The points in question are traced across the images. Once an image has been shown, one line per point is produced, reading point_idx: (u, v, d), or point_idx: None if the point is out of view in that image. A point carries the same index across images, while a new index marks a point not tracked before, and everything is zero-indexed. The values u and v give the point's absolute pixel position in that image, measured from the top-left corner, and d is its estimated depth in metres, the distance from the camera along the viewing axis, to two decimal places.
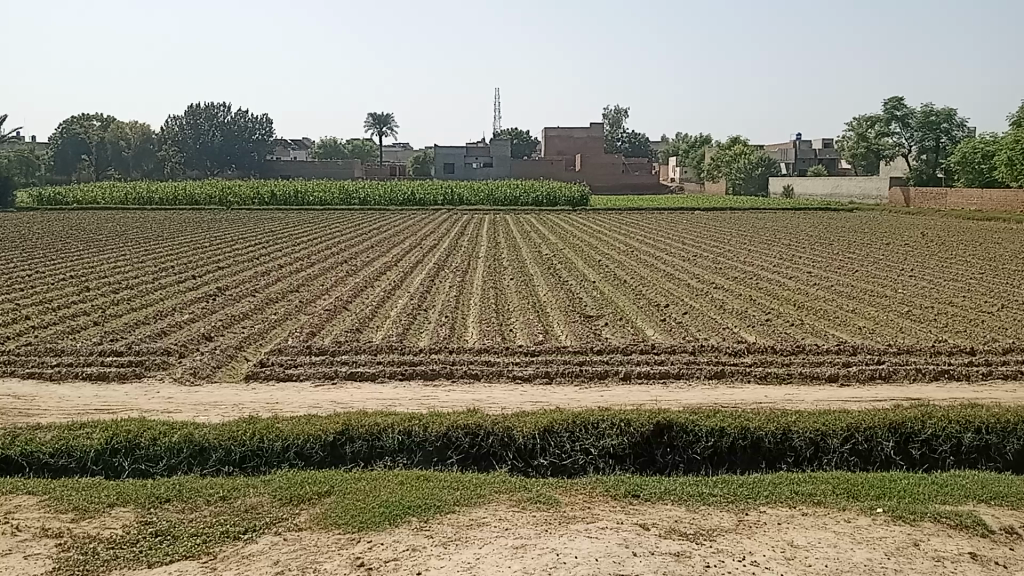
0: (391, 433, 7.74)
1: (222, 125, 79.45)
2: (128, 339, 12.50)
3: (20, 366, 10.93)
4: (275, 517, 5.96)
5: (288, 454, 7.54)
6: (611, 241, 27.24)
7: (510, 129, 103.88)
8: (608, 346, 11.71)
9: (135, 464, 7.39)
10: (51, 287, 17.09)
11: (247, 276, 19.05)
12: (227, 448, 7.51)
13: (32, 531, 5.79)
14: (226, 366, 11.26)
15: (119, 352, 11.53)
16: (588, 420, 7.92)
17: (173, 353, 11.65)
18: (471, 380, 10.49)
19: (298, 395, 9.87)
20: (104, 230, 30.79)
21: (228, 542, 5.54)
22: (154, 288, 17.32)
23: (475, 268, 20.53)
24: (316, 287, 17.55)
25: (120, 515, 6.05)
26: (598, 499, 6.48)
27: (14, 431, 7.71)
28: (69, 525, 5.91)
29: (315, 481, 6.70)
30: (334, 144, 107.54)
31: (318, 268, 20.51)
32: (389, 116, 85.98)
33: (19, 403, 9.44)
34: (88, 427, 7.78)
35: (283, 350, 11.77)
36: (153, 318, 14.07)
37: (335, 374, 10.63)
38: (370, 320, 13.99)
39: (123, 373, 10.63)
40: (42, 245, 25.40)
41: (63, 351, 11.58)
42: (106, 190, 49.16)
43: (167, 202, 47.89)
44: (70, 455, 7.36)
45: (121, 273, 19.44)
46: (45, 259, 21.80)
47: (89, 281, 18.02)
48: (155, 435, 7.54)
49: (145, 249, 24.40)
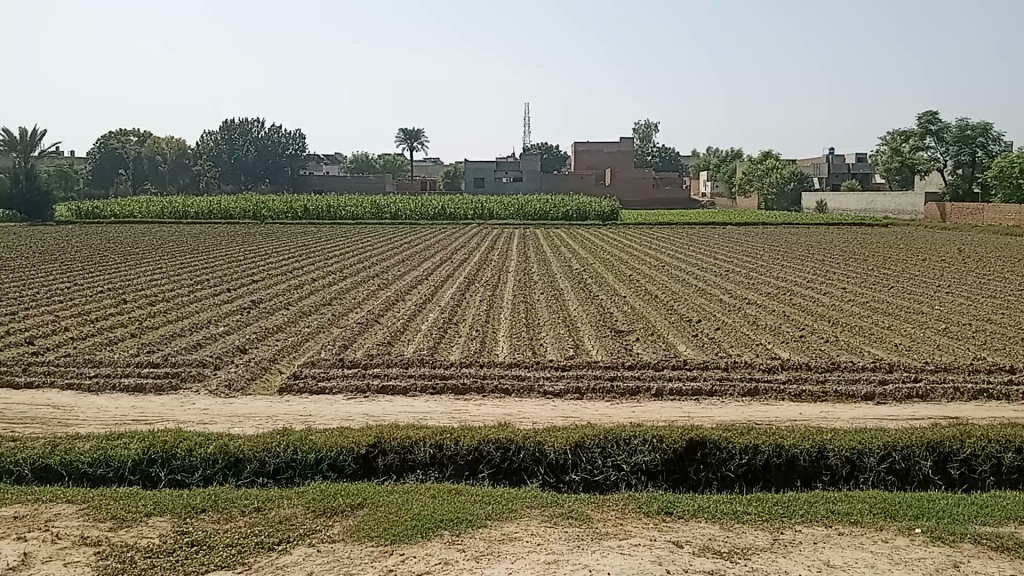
0: (422, 447, 7.78)
1: (257, 140, 80.89)
2: (165, 351, 12.69)
3: (59, 376, 11.15)
4: (310, 529, 6.00)
5: (321, 466, 7.59)
6: (644, 256, 27.13)
7: (541, 144, 104.47)
8: (640, 362, 11.65)
9: (172, 475, 7.50)
10: (89, 299, 17.45)
11: (280, 289, 19.33)
12: (261, 459, 7.58)
13: (71, 539, 5.89)
14: (260, 378, 11.40)
15: (156, 364, 11.72)
16: (621, 436, 7.89)
17: (209, 365, 11.83)
18: (502, 395, 10.48)
19: (332, 407, 9.95)
20: (141, 243, 31.42)
21: (263, 553, 5.59)
22: (189, 300, 17.60)
23: (506, 282, 20.58)
24: (348, 301, 17.73)
25: (158, 525, 6.14)
26: (632, 515, 6.44)
27: (53, 441, 7.84)
28: (107, 533, 6.00)
29: (349, 493, 6.73)
30: (366, 160, 108.79)
31: (349, 282, 20.69)
32: (419, 131, 86.66)
33: (58, 413, 9.62)
34: (126, 437, 7.91)
35: (316, 363, 11.88)
36: (189, 330, 14.29)
37: (367, 387, 10.69)
38: (401, 334, 14.05)
39: (160, 385, 10.78)
40: (81, 258, 25.92)
41: (101, 362, 11.78)
42: (143, 203, 50.06)
43: (203, 216, 48.68)
44: (109, 464, 7.50)
45: (159, 285, 19.83)
46: (85, 272, 22.24)
47: (127, 293, 18.37)
48: (192, 446, 7.65)
49: (181, 263, 24.76)
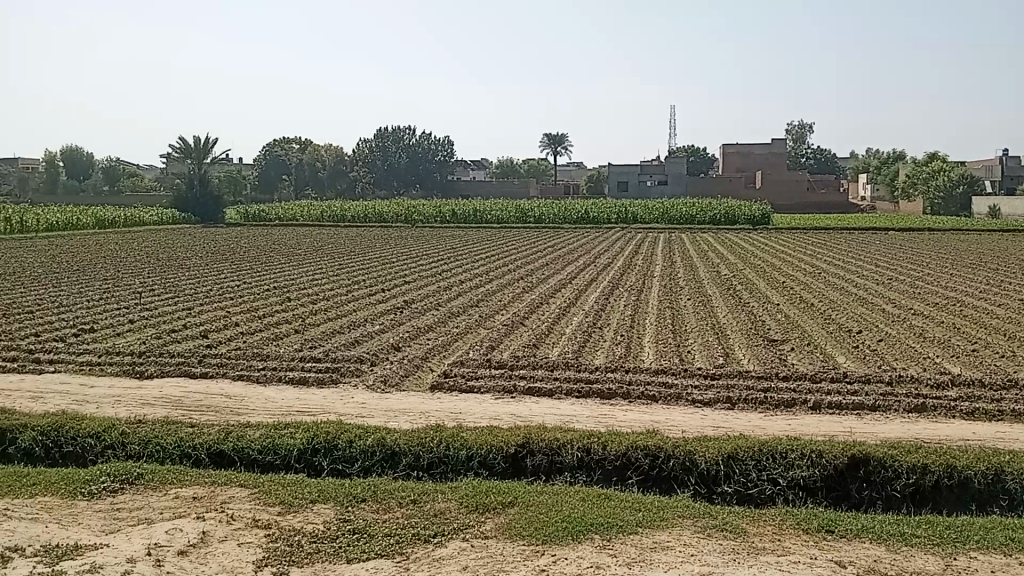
0: (571, 449, 7.82)
1: (408, 147, 83.92)
2: (325, 347, 13.40)
3: (232, 368, 12.01)
4: (462, 524, 6.16)
5: (472, 463, 7.78)
6: (797, 262, 26.07)
7: (688, 148, 102.53)
8: (795, 373, 11.20)
9: (333, 464, 7.89)
10: (256, 297, 18.68)
11: (430, 290, 19.95)
12: (415, 454, 7.86)
13: (245, 520, 6.30)
14: (412, 375, 11.82)
15: (317, 359, 12.39)
16: (776, 448, 7.62)
17: (366, 361, 12.38)
18: (649, 401, 10.35)
19: (481, 406, 10.16)
20: (303, 245, 33.33)
21: (419, 545, 5.78)
22: (346, 299, 18.50)
23: (651, 287, 20.34)
24: (495, 302, 18.07)
25: (322, 511, 6.49)
26: (788, 531, 6.20)
27: (228, 428, 8.45)
28: (276, 517, 6.39)
29: (500, 491, 6.86)
30: (512, 165, 110.42)
31: (495, 284, 21.09)
32: (564, 135, 87.10)
33: (231, 402, 10.35)
34: (292, 427, 8.41)
35: (464, 363, 12.18)
36: (347, 328, 15.01)
37: (514, 388, 10.85)
38: (547, 337, 14.17)
39: (321, 379, 11.39)
40: (250, 258, 27.77)
41: (268, 356, 12.58)
42: (303, 207, 53.06)
43: (358, 220, 51.01)
44: (277, 452, 7.99)
45: (319, 285, 20.97)
46: (253, 272, 23.81)
47: (290, 292, 19.54)
48: (351, 438, 8.03)
49: (338, 264, 26.06)
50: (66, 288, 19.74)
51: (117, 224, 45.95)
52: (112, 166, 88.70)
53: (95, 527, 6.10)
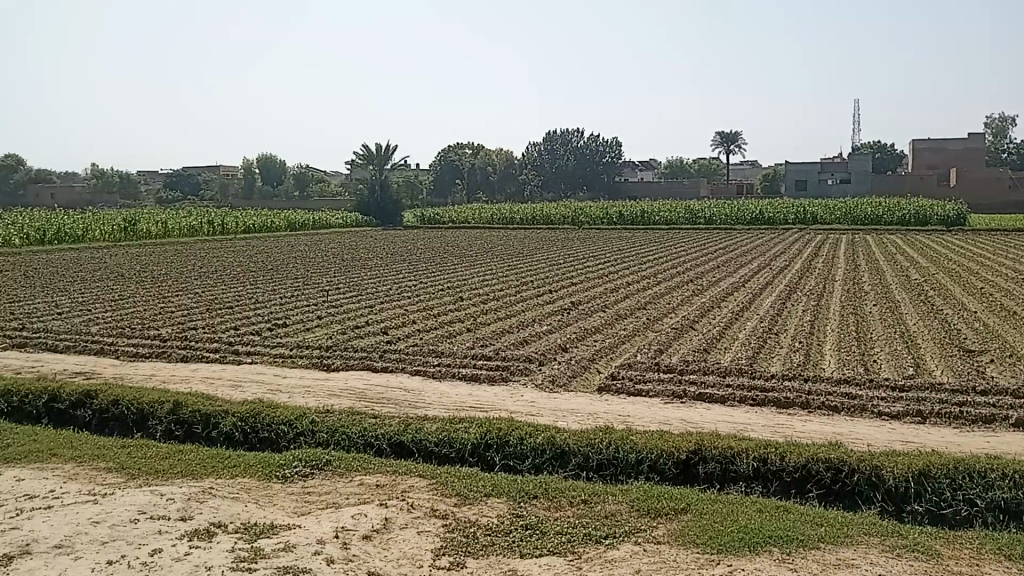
0: (746, 458, 7.58)
1: (577, 150, 83.95)
2: (496, 345, 13.74)
3: (409, 363, 12.57)
4: (634, 527, 6.13)
5: (643, 467, 7.72)
6: (999, 266, 23.89)
7: (873, 144, 96.44)
8: (996, 387, 10.27)
9: (505, 460, 8.08)
10: (431, 296, 19.43)
11: (598, 292, 19.95)
12: (586, 454, 7.89)
13: (424, 509, 6.56)
14: (580, 376, 11.88)
15: (488, 357, 12.74)
16: (974, 468, 7.04)
17: (535, 360, 12.57)
18: (829, 412, 9.84)
19: (650, 410, 10.05)
20: (474, 247, 34.31)
21: (591, 545, 5.81)
22: (516, 300, 18.86)
23: (832, 291, 19.32)
24: (664, 305, 17.80)
25: (496, 505, 6.66)
26: (990, 557, 5.71)
27: (406, 420, 8.85)
28: (453, 508, 6.62)
29: (672, 497, 6.76)
30: (682, 165, 108.28)
31: (665, 287, 20.77)
32: (738, 134, 84.41)
33: (409, 396, 10.84)
34: (466, 422, 8.68)
35: (633, 366, 12.09)
36: (516, 327, 15.32)
37: (685, 393, 10.64)
38: (719, 341, 13.80)
39: (492, 376, 11.69)
40: (425, 259, 28.94)
41: (442, 353, 13.07)
42: (475, 210, 54.60)
43: (527, 222, 51.83)
44: (452, 446, 8.28)
45: (490, 285, 21.50)
46: (428, 272, 24.80)
47: (463, 292, 20.17)
48: (523, 435, 8.19)
49: (508, 265, 26.62)
50: (262, 286, 21.40)
51: (306, 226, 49.25)
52: (301, 174, 95.23)
53: (290, 507, 6.54)
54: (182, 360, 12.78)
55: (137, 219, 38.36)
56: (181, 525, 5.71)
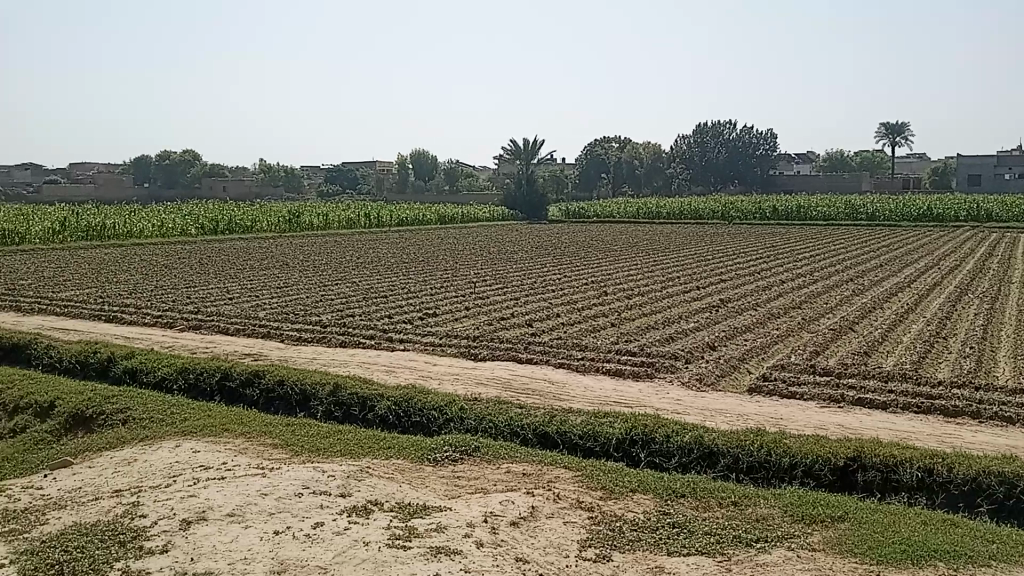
0: (909, 468, 7.17)
1: (728, 142, 80.85)
2: (641, 341, 13.62)
3: (554, 355, 12.68)
4: (787, 532, 5.92)
5: (796, 472, 7.45)
6: None
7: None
8: None
9: (651, 457, 7.99)
10: (576, 290, 19.48)
11: (749, 289, 19.32)
12: (735, 456, 7.70)
13: (569, 500, 6.59)
14: (729, 376, 11.57)
15: (633, 352, 12.64)
16: None
17: (681, 358, 12.36)
18: (1004, 423, 9.11)
19: (804, 414, 9.66)
20: (620, 241, 34.07)
21: (742, 548, 5.66)
22: (662, 295, 18.58)
23: (1010, 294, 17.81)
24: (820, 305, 17.01)
25: (643, 502, 6.62)
26: None
27: (552, 412, 8.94)
28: (599, 501, 6.63)
29: (828, 504, 6.48)
30: (842, 158, 102.78)
31: (821, 286, 19.84)
32: (905, 125, 79.25)
33: (554, 388, 10.93)
34: (612, 417, 8.66)
35: (785, 367, 11.65)
36: (662, 323, 15.11)
37: (842, 397, 10.15)
38: (879, 345, 13.05)
39: (637, 372, 11.59)
40: (571, 253, 29.01)
41: (587, 347, 13.10)
42: (622, 204, 54.23)
43: (674, 216, 50.90)
44: (597, 439, 8.28)
45: (636, 280, 21.29)
46: (573, 266, 24.86)
47: (608, 286, 20.09)
48: (669, 433, 8.08)
49: (655, 260, 26.23)
50: (413, 276, 22.18)
51: (455, 219, 50.58)
52: (451, 168, 97.88)
53: (441, 490, 6.77)
54: (340, 346, 13.46)
55: (301, 211, 40.74)
56: (341, 501, 5.98)
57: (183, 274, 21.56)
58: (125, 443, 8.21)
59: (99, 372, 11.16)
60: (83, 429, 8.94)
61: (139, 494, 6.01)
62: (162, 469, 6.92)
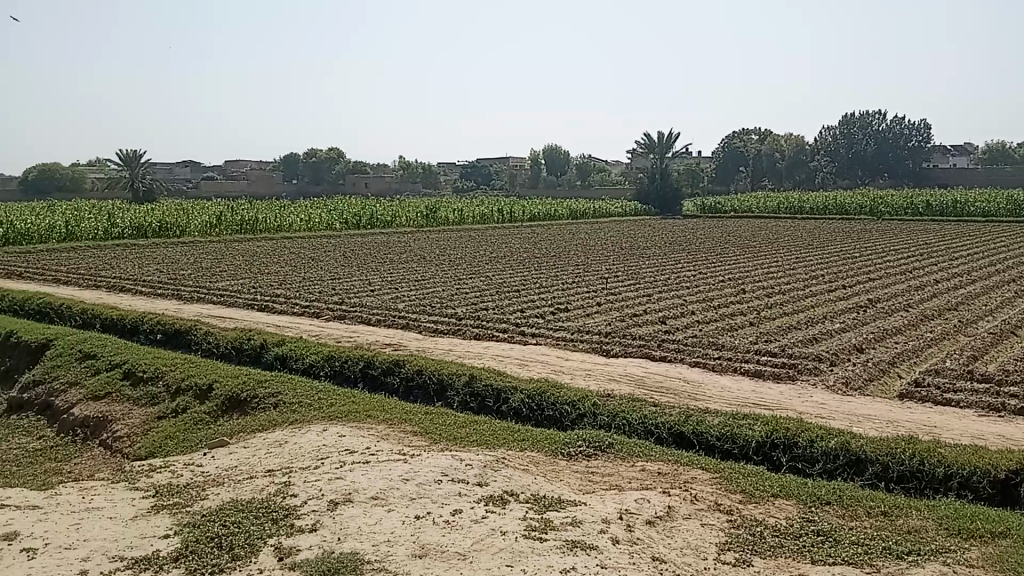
0: None
1: (876, 134, 77.05)
2: (781, 341, 13.13)
3: (689, 354, 12.42)
4: (943, 546, 5.56)
5: (952, 484, 6.98)
6: None
7: None
8: None
9: (793, 462, 7.69)
10: (713, 288, 18.99)
11: (899, 289, 18.25)
12: (883, 464, 7.30)
13: (707, 502, 6.44)
14: (877, 381, 10.98)
15: (773, 353, 12.20)
16: None
17: (825, 360, 11.82)
18: None
19: (961, 422, 9.03)
20: (759, 237, 32.96)
21: (892, 560, 5.36)
22: (804, 294, 17.84)
23: None
24: (980, 307, 15.84)
25: (784, 507, 6.38)
26: None
27: (688, 411, 8.76)
28: (738, 504, 6.44)
29: (989, 519, 6.04)
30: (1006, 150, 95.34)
31: (981, 286, 18.47)
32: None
33: (689, 387, 10.72)
34: (750, 419, 8.40)
35: (940, 372, 10.93)
36: (804, 323, 14.50)
37: (1004, 406, 9.42)
38: None
39: (778, 374, 11.18)
40: (706, 249, 28.34)
41: (724, 346, 12.75)
42: (761, 199, 52.43)
43: (817, 212, 48.80)
44: (735, 441, 8.05)
45: (775, 278, 20.54)
46: (709, 262, 24.24)
47: (746, 284, 19.49)
48: (812, 437, 7.75)
49: (796, 257, 25.21)
50: (545, 271, 22.29)
51: (588, 214, 50.46)
52: (584, 163, 97.76)
53: (576, 485, 6.76)
54: (474, 338, 13.72)
55: (437, 207, 41.78)
56: (478, 491, 6.08)
57: (328, 267, 22.58)
58: (275, 425, 8.69)
59: (252, 358, 11.85)
60: (238, 410, 9.51)
61: (289, 475, 6.32)
62: (310, 451, 7.26)
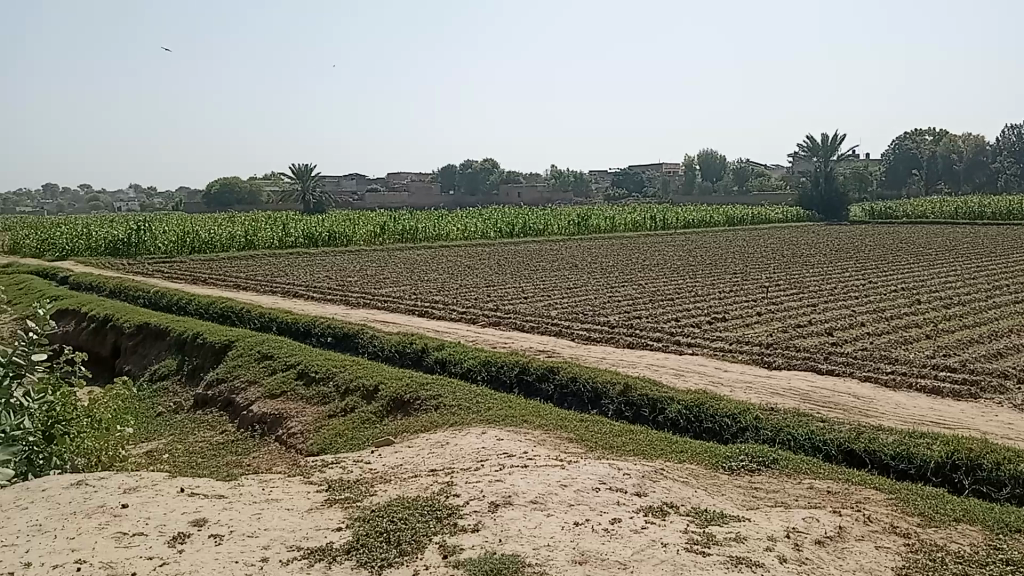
0: None
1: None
2: (962, 356, 12.16)
3: (857, 367, 11.75)
4: None
5: None
6: None
7: None
8: None
9: (977, 485, 7.10)
10: (883, 298, 17.87)
11: None
12: None
13: (881, 524, 6.05)
14: None
15: (952, 369, 11.33)
16: None
17: (1013, 377, 10.85)
18: None
19: None
20: (936, 243, 30.71)
21: None
22: (988, 305, 16.44)
23: None
24: None
25: (969, 533, 5.89)
26: None
27: (858, 428, 8.29)
28: (916, 528, 6.01)
29: None
30: None
31: None
32: None
33: (859, 402, 10.13)
34: (928, 437, 7.84)
35: None
36: (989, 337, 13.36)
37: None
38: None
39: (958, 391, 10.36)
40: (875, 257, 26.74)
41: (896, 360, 11.97)
42: (936, 203, 48.99)
43: (1001, 217, 44.96)
44: (912, 461, 7.53)
45: (954, 288, 19.06)
46: (876, 272, 22.84)
47: (920, 294, 18.21)
48: (1000, 460, 7.14)
49: (978, 265, 23.30)
50: (701, 280, 21.77)
51: (745, 221, 48.88)
52: (742, 168, 94.98)
53: (738, 500, 6.54)
54: (628, 347, 13.59)
55: (590, 215, 41.80)
56: (637, 500, 6.00)
57: (483, 274, 23.09)
58: (436, 427, 8.95)
59: (413, 361, 12.27)
60: (401, 411, 9.88)
61: (452, 476, 6.47)
62: (470, 454, 7.41)
